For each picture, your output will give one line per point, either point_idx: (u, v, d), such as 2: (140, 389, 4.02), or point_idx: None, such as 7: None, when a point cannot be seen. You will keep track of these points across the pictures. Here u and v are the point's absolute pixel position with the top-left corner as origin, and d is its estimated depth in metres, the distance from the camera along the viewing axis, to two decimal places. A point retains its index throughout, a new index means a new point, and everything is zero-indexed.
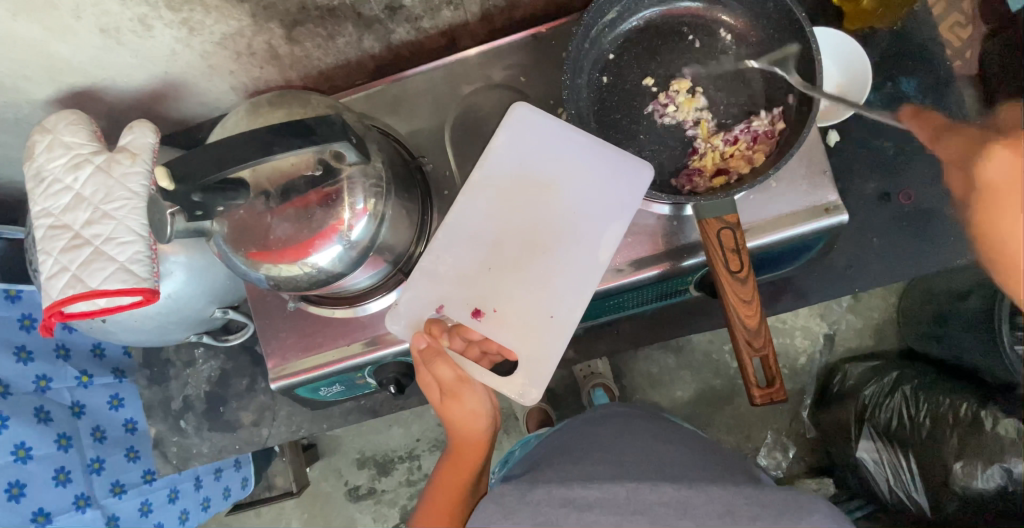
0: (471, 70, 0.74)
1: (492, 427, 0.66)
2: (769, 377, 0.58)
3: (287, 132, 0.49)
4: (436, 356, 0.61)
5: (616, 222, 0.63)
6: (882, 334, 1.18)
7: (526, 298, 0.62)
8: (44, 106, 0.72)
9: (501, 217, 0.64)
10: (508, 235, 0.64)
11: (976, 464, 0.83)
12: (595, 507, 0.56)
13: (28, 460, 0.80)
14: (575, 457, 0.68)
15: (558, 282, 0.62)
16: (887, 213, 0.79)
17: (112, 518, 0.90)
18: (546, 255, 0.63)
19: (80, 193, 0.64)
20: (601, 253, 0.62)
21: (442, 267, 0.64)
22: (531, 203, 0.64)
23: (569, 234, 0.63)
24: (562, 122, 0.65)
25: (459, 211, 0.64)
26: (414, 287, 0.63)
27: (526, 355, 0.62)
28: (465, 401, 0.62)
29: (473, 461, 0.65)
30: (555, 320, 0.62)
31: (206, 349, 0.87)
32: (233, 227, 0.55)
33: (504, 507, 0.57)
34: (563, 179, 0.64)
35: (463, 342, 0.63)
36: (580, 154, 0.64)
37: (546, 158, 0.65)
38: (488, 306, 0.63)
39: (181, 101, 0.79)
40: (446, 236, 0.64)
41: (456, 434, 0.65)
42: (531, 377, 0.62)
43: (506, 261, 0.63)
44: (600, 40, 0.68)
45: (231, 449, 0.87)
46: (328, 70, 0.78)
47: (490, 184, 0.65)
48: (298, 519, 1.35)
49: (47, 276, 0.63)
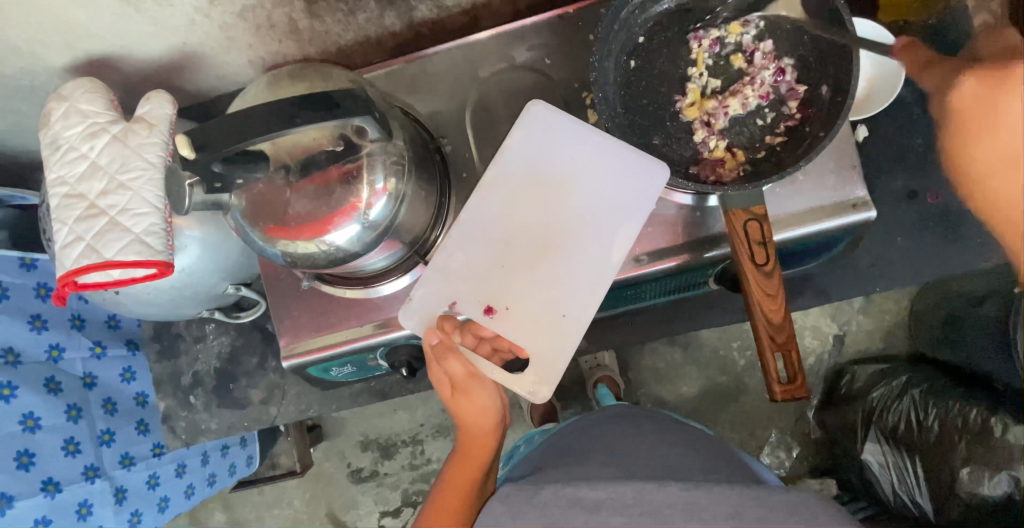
0: (494, 50, 0.72)
1: (501, 425, 0.63)
2: (791, 373, 0.57)
3: (310, 104, 0.48)
4: (448, 352, 0.59)
5: (628, 221, 0.62)
6: (892, 335, 1.16)
7: (538, 296, 0.62)
8: (60, 74, 0.71)
9: (514, 215, 0.63)
10: (521, 233, 0.63)
11: (983, 471, 0.83)
12: (603, 510, 0.55)
13: (37, 429, 0.80)
14: (581, 458, 0.67)
15: (572, 280, 0.62)
16: (912, 212, 0.77)
17: (120, 490, 0.89)
18: (558, 254, 0.62)
19: (96, 162, 0.63)
20: (614, 253, 0.62)
21: (455, 264, 0.63)
22: (546, 201, 0.63)
23: (582, 233, 0.62)
24: (576, 120, 0.64)
25: (472, 207, 0.63)
26: (428, 282, 0.63)
27: (537, 353, 0.62)
28: (476, 399, 0.60)
29: (482, 459, 0.63)
30: (567, 318, 0.62)
31: (217, 326, 0.87)
32: (251, 201, 0.55)
33: (511, 509, 0.57)
34: (578, 177, 0.64)
35: (475, 339, 0.61)
36: (598, 151, 0.64)
37: (561, 154, 0.64)
38: (500, 303, 0.62)
39: (198, 73, 0.77)
40: (461, 232, 0.63)
41: (462, 430, 0.63)
42: (542, 376, 0.61)
43: (518, 259, 0.63)
44: (631, 22, 0.65)
45: (240, 426, 0.87)
46: (347, 47, 0.76)
47: (504, 179, 0.64)
48: (301, 499, 1.36)
49: (61, 245, 0.62)
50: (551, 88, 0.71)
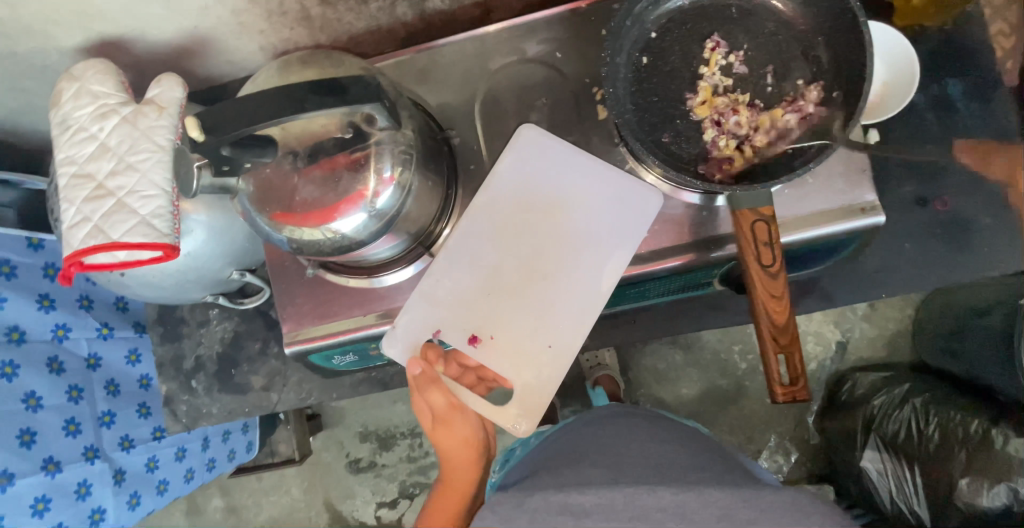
0: (505, 43, 0.72)
1: (484, 455, 0.68)
2: (793, 375, 0.57)
3: (320, 89, 0.48)
4: (430, 383, 0.64)
5: (618, 249, 0.65)
6: (895, 344, 1.15)
7: (523, 327, 0.66)
8: (72, 54, 0.71)
9: (501, 244, 0.67)
10: (508, 262, 0.67)
11: (982, 482, 0.83)
12: (593, 514, 0.55)
13: (38, 408, 0.80)
14: (573, 461, 0.67)
15: (557, 313, 0.65)
16: (922, 218, 0.76)
17: (119, 472, 0.90)
18: (544, 284, 0.66)
19: (105, 143, 0.63)
20: (602, 283, 0.65)
21: (441, 291, 0.67)
22: (534, 229, 0.67)
23: (568, 263, 0.66)
24: (567, 146, 0.68)
25: (459, 235, 0.67)
26: (413, 310, 0.66)
27: (521, 382, 0.65)
28: (455, 429, 0.65)
29: (465, 487, 0.66)
30: (552, 349, 0.65)
31: (221, 311, 0.87)
32: (259, 186, 0.55)
33: (500, 516, 0.56)
34: (566, 205, 0.67)
35: (458, 368, 0.67)
36: (588, 179, 0.67)
37: (549, 187, 0.68)
38: (484, 332, 0.66)
39: (209, 58, 0.77)
40: (448, 259, 0.67)
41: (447, 461, 0.67)
42: (525, 409, 0.65)
43: (504, 288, 0.66)
44: (642, 18, 0.65)
45: (240, 412, 0.87)
46: (358, 36, 0.76)
47: (492, 207, 0.67)
48: (298, 487, 1.37)
49: (68, 225, 0.62)
50: (562, 82, 0.70)
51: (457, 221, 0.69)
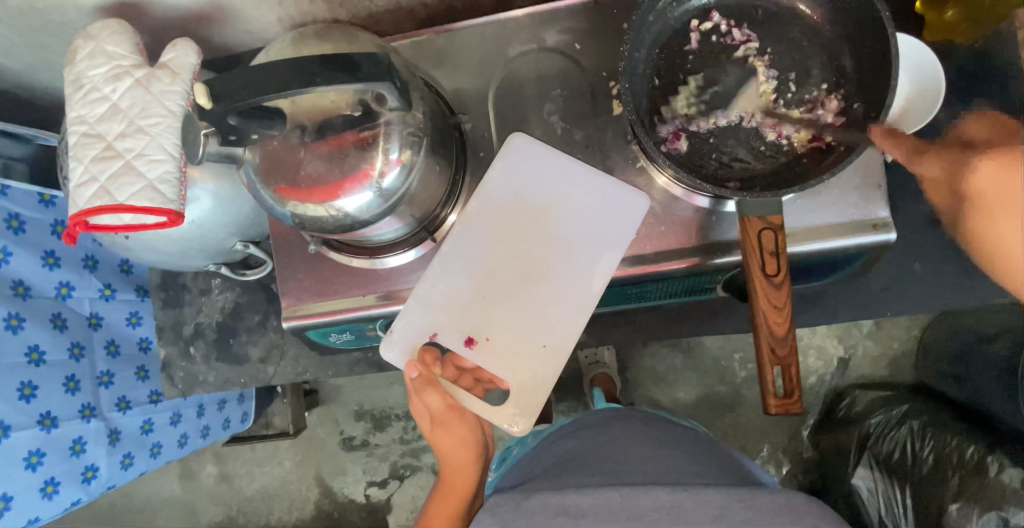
0: (523, 31, 0.71)
1: (483, 455, 0.67)
2: (788, 388, 0.55)
3: (331, 64, 0.47)
4: (427, 385, 0.62)
5: (612, 249, 0.65)
6: (898, 364, 1.14)
7: (519, 329, 0.65)
8: (90, 14, 0.71)
9: (496, 248, 0.66)
10: (503, 266, 0.66)
11: (973, 508, 0.81)
12: (589, 515, 0.55)
13: (41, 363, 0.81)
14: (571, 466, 0.66)
15: (554, 315, 0.65)
16: (937, 238, 0.75)
17: (115, 432, 0.91)
18: (540, 287, 0.66)
19: (117, 104, 0.63)
20: (596, 283, 0.65)
21: (437, 294, 0.66)
22: (530, 233, 0.67)
23: (563, 266, 0.66)
24: (558, 152, 0.68)
25: (455, 239, 0.66)
26: (411, 313, 0.66)
27: (518, 383, 0.65)
28: (453, 431, 0.64)
29: (464, 491, 0.65)
30: (548, 349, 0.65)
31: (223, 281, 0.88)
32: (266, 158, 0.54)
33: (500, 518, 0.56)
34: (559, 209, 0.67)
35: (455, 370, 0.66)
36: (580, 183, 0.67)
37: (539, 192, 0.67)
38: (480, 334, 0.66)
39: (227, 26, 0.77)
40: (443, 263, 0.66)
41: (445, 464, 0.66)
42: (522, 407, 0.65)
43: (498, 290, 0.66)
44: (666, 14, 0.63)
45: (236, 381, 0.88)
46: (378, 13, 0.76)
47: (485, 212, 0.67)
48: (291, 460, 1.38)
49: (76, 184, 0.62)
50: (580, 74, 0.69)
51: (450, 224, 0.69)
